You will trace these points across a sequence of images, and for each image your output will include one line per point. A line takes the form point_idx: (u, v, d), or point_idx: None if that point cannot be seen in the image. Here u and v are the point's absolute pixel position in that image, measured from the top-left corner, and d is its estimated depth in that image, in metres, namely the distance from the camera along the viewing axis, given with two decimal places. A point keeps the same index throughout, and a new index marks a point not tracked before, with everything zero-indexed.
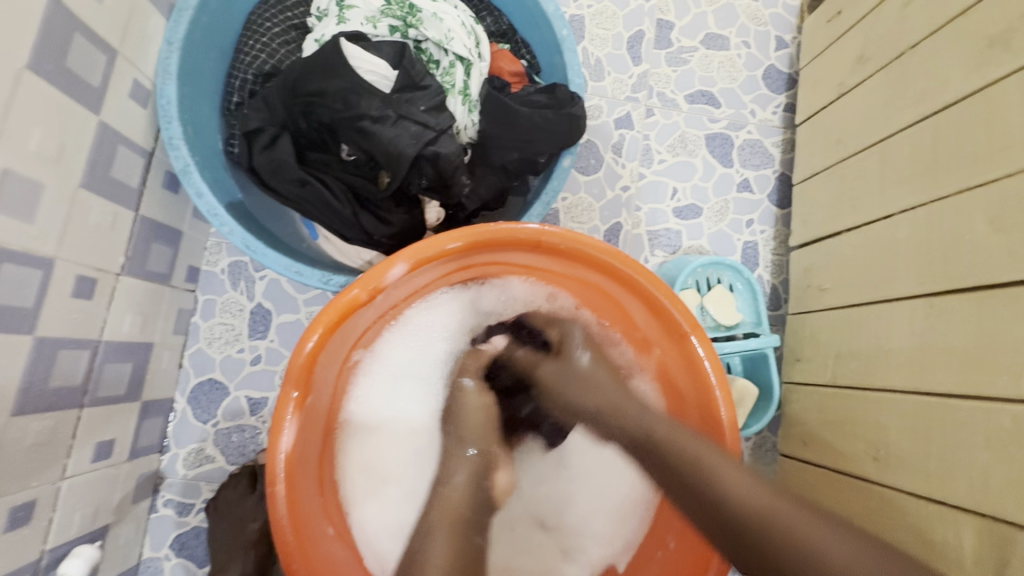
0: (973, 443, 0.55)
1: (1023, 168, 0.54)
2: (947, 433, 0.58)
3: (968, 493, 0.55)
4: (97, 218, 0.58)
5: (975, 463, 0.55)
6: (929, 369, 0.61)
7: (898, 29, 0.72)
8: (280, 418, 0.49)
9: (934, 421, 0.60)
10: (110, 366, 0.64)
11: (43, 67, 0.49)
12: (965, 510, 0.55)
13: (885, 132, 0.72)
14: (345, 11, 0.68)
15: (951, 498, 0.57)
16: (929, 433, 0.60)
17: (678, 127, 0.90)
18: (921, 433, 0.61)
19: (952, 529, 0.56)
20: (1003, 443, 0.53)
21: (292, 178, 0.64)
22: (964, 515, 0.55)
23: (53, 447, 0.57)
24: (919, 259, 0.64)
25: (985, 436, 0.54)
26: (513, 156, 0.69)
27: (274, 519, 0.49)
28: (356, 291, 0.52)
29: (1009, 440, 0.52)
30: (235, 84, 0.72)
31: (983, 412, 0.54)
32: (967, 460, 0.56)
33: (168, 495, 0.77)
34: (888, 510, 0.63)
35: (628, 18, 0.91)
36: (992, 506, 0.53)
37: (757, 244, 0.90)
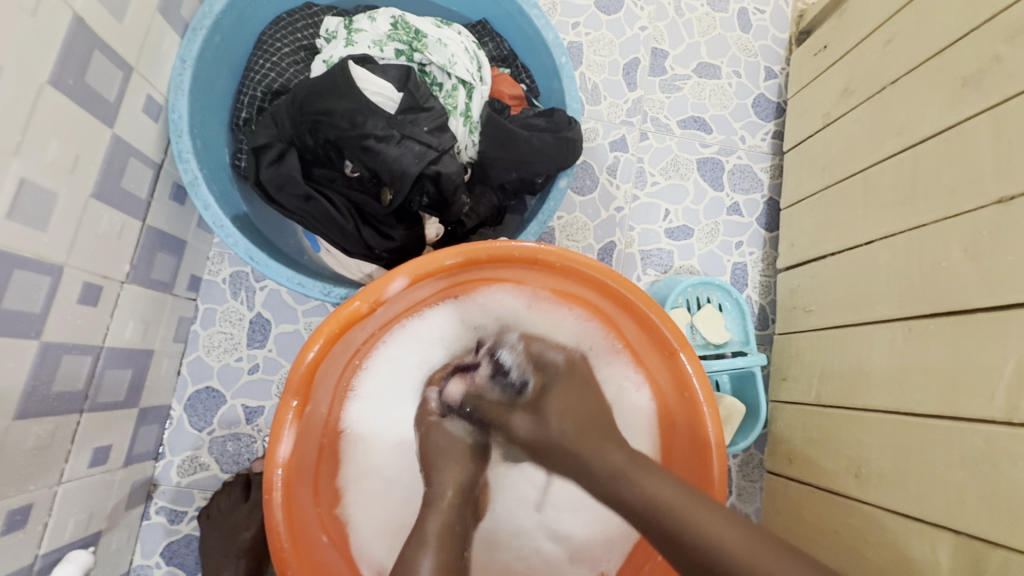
0: (949, 461, 0.57)
1: (993, 201, 0.57)
2: (925, 452, 0.60)
3: (945, 510, 0.57)
4: (107, 227, 0.60)
5: (951, 481, 0.57)
6: (908, 389, 0.63)
7: (879, 65, 0.76)
8: (279, 425, 0.51)
9: (912, 439, 0.62)
10: (111, 372, 0.65)
11: (64, 82, 0.51)
12: (941, 526, 0.57)
13: (867, 161, 0.75)
14: (353, 35, 0.71)
15: (930, 514, 0.58)
16: (909, 452, 0.62)
17: (671, 151, 0.93)
18: (900, 451, 0.63)
19: (929, 545, 0.58)
20: (976, 462, 0.55)
21: (298, 193, 0.66)
22: (940, 532, 0.57)
23: (52, 451, 0.57)
24: (898, 284, 0.67)
25: (960, 455, 0.56)
26: (511, 176, 0.71)
27: (270, 525, 0.50)
28: (357, 303, 0.53)
29: (982, 459, 0.54)
30: (244, 100, 0.74)
31: (958, 432, 0.56)
32: (943, 477, 0.57)
33: (160, 503, 0.77)
34: (869, 527, 0.65)
35: (625, 46, 0.95)
36: (967, 523, 0.55)
37: (746, 265, 0.92)
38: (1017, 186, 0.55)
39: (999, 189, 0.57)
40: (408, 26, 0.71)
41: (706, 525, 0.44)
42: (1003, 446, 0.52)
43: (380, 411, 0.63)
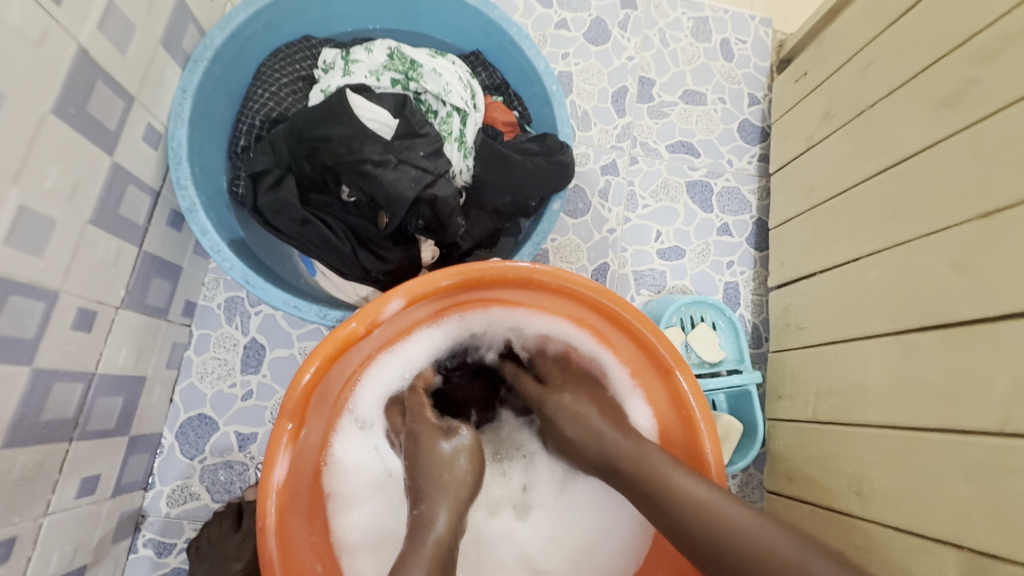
0: (952, 476, 0.57)
1: (972, 217, 0.60)
2: (928, 467, 0.60)
3: (949, 526, 0.57)
4: (103, 253, 0.60)
5: (956, 497, 0.56)
6: (906, 404, 0.63)
7: (858, 91, 0.79)
8: (274, 449, 0.50)
9: (913, 455, 0.61)
10: (101, 399, 0.64)
11: (66, 111, 0.52)
12: (946, 543, 0.57)
13: (850, 181, 0.78)
14: (350, 65, 0.73)
15: (935, 531, 0.58)
16: (911, 468, 0.61)
17: (661, 174, 0.96)
18: (902, 467, 0.63)
19: (935, 562, 0.57)
20: (980, 477, 0.54)
21: (295, 218, 0.67)
22: (946, 548, 0.57)
23: (39, 481, 0.56)
24: (888, 299, 0.68)
25: (963, 469, 0.56)
26: (505, 200, 0.72)
27: (263, 553, 0.49)
28: (353, 324, 0.53)
29: (986, 473, 0.54)
30: (242, 128, 0.76)
31: (960, 446, 0.56)
32: (947, 493, 0.57)
33: (148, 535, 0.75)
34: (874, 546, 0.64)
35: (613, 74, 0.98)
36: (974, 540, 0.54)
37: (738, 284, 0.94)
38: (997, 203, 0.57)
39: (978, 205, 0.59)
40: (404, 56, 0.74)
41: (702, 511, 0.47)
42: (1000, 457, 0.53)
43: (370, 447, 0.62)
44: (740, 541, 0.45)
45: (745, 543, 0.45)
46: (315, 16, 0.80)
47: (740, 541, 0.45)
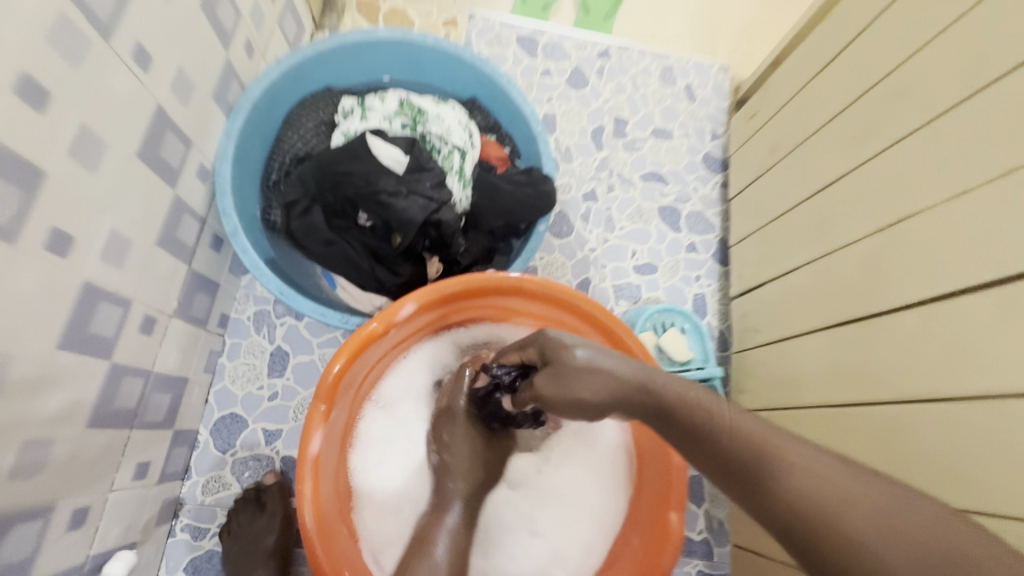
0: (863, 442, 0.68)
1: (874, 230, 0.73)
2: (846, 437, 0.71)
3: None
4: (164, 269, 0.72)
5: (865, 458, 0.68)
6: (834, 388, 0.75)
7: (795, 127, 0.93)
8: (310, 425, 0.61)
9: (837, 428, 0.73)
10: (155, 395, 0.74)
11: (146, 154, 0.65)
12: None
13: (790, 203, 0.91)
14: (366, 111, 0.87)
15: None
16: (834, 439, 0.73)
17: (635, 200, 1.09)
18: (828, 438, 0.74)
19: None
20: (882, 440, 0.66)
21: (321, 240, 0.81)
22: None
23: (108, 461, 0.66)
24: (820, 301, 0.81)
25: (869, 435, 0.68)
26: (498, 223, 0.86)
27: (299, 511, 0.59)
28: (374, 324, 0.65)
29: (886, 437, 0.65)
30: (274, 164, 0.90)
31: (869, 418, 0.68)
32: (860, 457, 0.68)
33: (185, 520, 0.84)
34: None
35: (592, 115, 1.13)
36: None
37: (705, 295, 1.06)
38: (892, 219, 0.71)
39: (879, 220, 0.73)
40: (412, 105, 0.88)
41: (766, 447, 0.43)
42: (899, 424, 0.64)
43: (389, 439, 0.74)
44: (820, 491, 0.40)
45: (823, 493, 0.40)
46: (336, 71, 0.94)
47: (817, 490, 0.40)
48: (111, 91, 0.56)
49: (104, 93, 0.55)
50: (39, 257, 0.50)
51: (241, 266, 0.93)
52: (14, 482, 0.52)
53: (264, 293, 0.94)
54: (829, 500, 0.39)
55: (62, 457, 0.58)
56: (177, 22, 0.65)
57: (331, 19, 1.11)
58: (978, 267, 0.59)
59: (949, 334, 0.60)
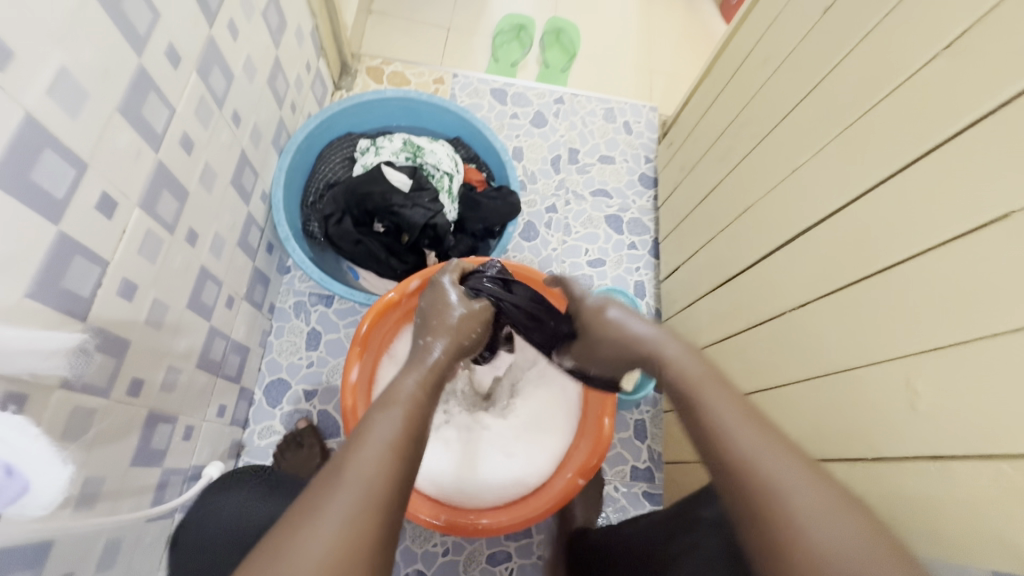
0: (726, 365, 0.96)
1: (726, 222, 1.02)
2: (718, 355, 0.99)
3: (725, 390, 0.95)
4: (241, 262, 1.00)
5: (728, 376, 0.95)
6: (710, 334, 1.03)
7: (693, 149, 1.25)
8: (349, 362, 0.91)
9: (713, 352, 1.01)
10: (231, 355, 1.02)
11: (236, 182, 0.94)
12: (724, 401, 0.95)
13: (688, 208, 1.21)
14: (379, 148, 1.18)
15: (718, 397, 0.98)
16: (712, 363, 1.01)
17: (587, 211, 1.40)
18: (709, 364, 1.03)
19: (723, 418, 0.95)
20: (733, 359, 0.94)
21: (352, 240, 1.10)
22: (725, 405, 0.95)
23: (204, 397, 0.93)
24: (704, 273, 1.09)
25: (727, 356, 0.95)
26: (478, 226, 1.17)
27: (345, 417, 0.88)
28: (392, 295, 0.94)
29: (733, 357, 0.94)
30: (311, 189, 1.21)
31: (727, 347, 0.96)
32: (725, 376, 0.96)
33: (246, 458, 1.10)
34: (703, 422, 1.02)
35: (551, 146, 1.45)
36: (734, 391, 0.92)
37: (644, 282, 1.36)
38: (731, 216, 1.01)
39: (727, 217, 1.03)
40: (412, 145, 1.18)
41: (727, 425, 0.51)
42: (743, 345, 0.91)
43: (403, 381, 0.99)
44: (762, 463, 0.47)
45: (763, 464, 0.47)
46: (355, 121, 1.26)
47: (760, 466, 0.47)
48: (220, 140, 0.86)
49: (217, 141, 0.85)
50: (182, 245, 0.79)
51: (284, 267, 1.22)
52: (162, 392, 0.80)
53: (301, 287, 1.22)
54: (759, 470, 0.46)
55: (183, 384, 0.85)
56: (254, 93, 0.96)
57: (347, 80, 1.44)
58: (786, 233, 0.83)
59: (777, 281, 0.84)
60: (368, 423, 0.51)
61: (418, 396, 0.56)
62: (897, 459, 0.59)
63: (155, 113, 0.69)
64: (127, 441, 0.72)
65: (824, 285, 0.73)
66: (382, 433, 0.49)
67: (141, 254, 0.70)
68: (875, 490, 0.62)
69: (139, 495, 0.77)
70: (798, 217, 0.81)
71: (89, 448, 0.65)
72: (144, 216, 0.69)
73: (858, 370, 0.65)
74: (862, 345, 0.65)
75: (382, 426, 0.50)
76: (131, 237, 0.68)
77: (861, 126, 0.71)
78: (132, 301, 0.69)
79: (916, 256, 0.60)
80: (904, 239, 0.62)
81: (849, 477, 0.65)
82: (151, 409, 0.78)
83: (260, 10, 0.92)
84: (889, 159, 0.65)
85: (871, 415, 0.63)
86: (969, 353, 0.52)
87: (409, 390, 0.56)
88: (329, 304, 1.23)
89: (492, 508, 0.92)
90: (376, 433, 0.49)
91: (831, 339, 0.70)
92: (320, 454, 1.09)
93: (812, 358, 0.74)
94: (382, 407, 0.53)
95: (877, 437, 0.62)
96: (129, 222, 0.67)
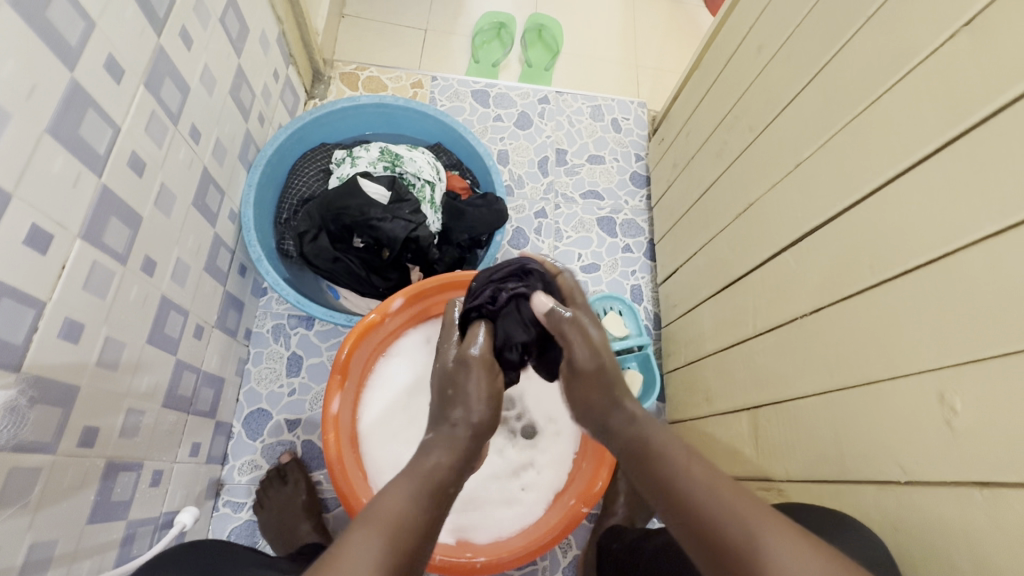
0: (733, 373, 0.90)
1: (725, 223, 0.97)
2: (723, 364, 0.93)
3: (733, 400, 0.89)
4: (209, 289, 0.93)
5: (736, 385, 0.89)
6: (714, 341, 0.97)
7: (686, 146, 1.19)
8: (330, 392, 0.84)
9: (718, 362, 0.95)
10: (203, 388, 0.94)
11: (199, 203, 0.87)
12: (732, 412, 0.89)
13: (684, 207, 1.16)
14: (355, 158, 1.11)
15: (725, 407, 0.91)
16: (717, 372, 0.95)
17: (578, 214, 1.34)
18: (714, 373, 0.97)
19: (732, 430, 0.89)
20: (740, 368, 0.88)
21: (328, 257, 1.04)
22: (733, 417, 0.89)
23: (173, 437, 0.86)
24: (706, 276, 1.03)
25: (734, 364, 0.90)
26: (464, 236, 1.11)
27: (326, 453, 0.81)
28: (372, 315, 0.88)
29: (739, 367, 0.88)
30: (285, 205, 1.14)
31: (733, 354, 0.90)
32: (732, 384, 0.90)
33: (227, 497, 1.03)
34: (710, 434, 0.96)
35: (537, 148, 1.39)
36: (742, 402, 0.86)
37: (641, 286, 1.31)
38: (731, 213, 0.95)
39: (725, 217, 0.97)
40: (390, 153, 1.10)
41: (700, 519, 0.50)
42: (750, 354, 0.85)
43: (388, 411, 0.93)
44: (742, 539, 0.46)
45: (745, 542, 0.46)
46: (329, 131, 1.19)
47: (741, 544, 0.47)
48: (177, 159, 0.79)
49: (174, 160, 0.78)
50: (138, 275, 0.72)
51: (260, 289, 1.15)
52: (122, 439, 0.72)
53: (279, 310, 1.15)
54: (741, 536, 0.47)
55: (147, 427, 0.78)
56: (216, 106, 0.89)
57: (320, 88, 1.37)
58: (793, 233, 0.78)
59: (785, 284, 0.78)
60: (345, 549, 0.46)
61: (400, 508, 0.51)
62: (932, 482, 0.53)
63: (96, 131, 0.62)
64: (81, 498, 0.65)
65: (837, 290, 0.68)
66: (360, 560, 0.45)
67: (88, 289, 0.63)
68: (911, 516, 0.56)
69: (99, 554, 0.70)
70: (804, 216, 0.75)
71: (34, 512, 0.58)
72: (88, 247, 0.62)
73: (879, 383, 0.60)
74: (883, 354, 0.60)
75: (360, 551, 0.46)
76: (73, 271, 0.60)
77: (871, 114, 0.66)
78: (79, 343, 0.62)
79: (944, 256, 0.54)
80: (928, 236, 0.56)
81: (879, 500, 0.59)
82: (110, 459, 0.70)
83: (218, 16, 0.85)
84: (906, 148, 0.60)
85: (897, 431, 0.57)
86: (1012, 365, 0.46)
87: (396, 505, 0.52)
88: (310, 326, 1.16)
89: (493, 542, 0.86)
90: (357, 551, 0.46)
91: (848, 348, 0.65)
92: (306, 488, 1.02)
93: (828, 368, 0.68)
94: (367, 529, 0.48)
95: (907, 456, 0.56)
96: (69, 255, 0.59)
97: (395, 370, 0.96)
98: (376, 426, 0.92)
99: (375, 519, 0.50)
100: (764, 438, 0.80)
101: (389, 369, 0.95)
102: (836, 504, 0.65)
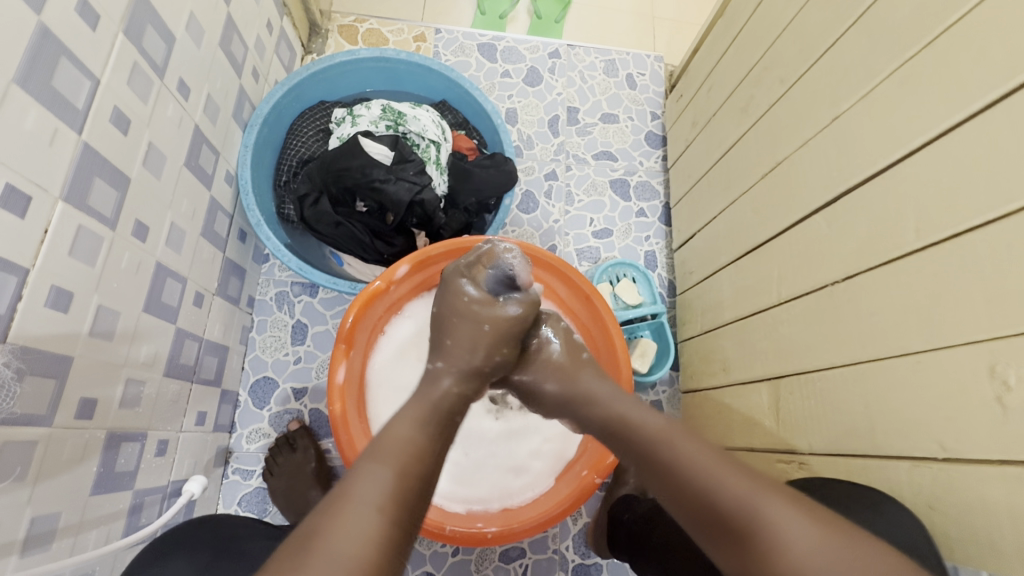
0: (755, 342, 0.86)
1: (750, 185, 0.91)
2: (743, 332, 0.90)
3: (753, 370, 0.86)
4: (208, 256, 0.90)
5: (757, 354, 0.85)
6: (734, 308, 0.93)
7: (706, 103, 1.12)
8: (336, 361, 0.81)
9: (738, 329, 0.91)
10: (206, 357, 0.92)
11: (191, 164, 0.82)
12: (752, 382, 0.86)
13: (703, 168, 1.09)
14: (356, 117, 1.04)
15: (745, 377, 0.88)
16: (737, 338, 0.91)
17: (590, 176, 1.28)
18: (734, 341, 0.92)
19: (751, 401, 0.86)
20: (762, 336, 0.84)
21: (330, 222, 0.99)
22: (753, 387, 0.86)
23: (177, 406, 0.84)
24: (728, 241, 0.97)
25: (756, 333, 0.86)
26: (471, 200, 1.06)
27: (335, 422, 0.79)
28: (377, 282, 0.84)
29: (762, 336, 0.84)
30: (284, 168, 1.09)
31: (755, 323, 0.86)
32: (752, 354, 0.86)
33: (235, 465, 1.03)
34: (729, 403, 0.93)
35: (547, 106, 1.32)
36: (764, 372, 0.83)
37: (655, 252, 1.26)
38: (758, 173, 0.89)
39: (749, 180, 0.91)
40: (392, 111, 1.04)
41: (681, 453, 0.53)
42: (773, 324, 0.81)
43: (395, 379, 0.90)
44: (727, 495, 0.48)
45: (728, 498, 0.48)
46: (327, 87, 1.12)
47: (730, 491, 0.48)
48: (165, 117, 0.74)
49: (162, 117, 0.73)
50: (130, 241, 0.69)
51: (261, 255, 1.11)
52: (123, 409, 0.71)
53: (282, 277, 1.12)
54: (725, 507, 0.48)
55: (149, 398, 0.76)
56: (204, 59, 0.83)
57: (317, 42, 1.29)
58: (826, 195, 0.72)
59: (815, 250, 0.73)
60: (348, 477, 0.47)
61: (411, 437, 0.52)
62: (976, 461, 0.50)
63: (71, 84, 0.57)
64: (83, 470, 0.64)
65: (874, 256, 0.63)
66: (373, 485, 0.46)
67: (76, 256, 0.60)
68: (949, 496, 0.53)
69: (107, 524, 0.69)
70: (840, 175, 0.70)
71: (33, 485, 0.56)
72: (71, 210, 0.58)
73: (921, 356, 0.56)
74: (928, 325, 0.55)
75: (371, 477, 0.46)
76: (57, 236, 0.57)
77: (924, 61, 0.59)
78: (69, 312, 0.59)
79: (1003, 218, 0.48)
80: (985, 195, 0.50)
81: (913, 477, 0.56)
82: (111, 429, 0.69)
83: None
84: (966, 96, 0.53)
85: (940, 408, 0.54)
86: None
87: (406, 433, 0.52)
88: (314, 293, 1.12)
89: (503, 511, 0.85)
90: (367, 482, 0.46)
91: (886, 319, 0.60)
92: (316, 454, 1.01)
93: (861, 341, 0.63)
94: (375, 451, 0.50)
95: (949, 434, 0.53)
96: (51, 218, 0.56)
97: (400, 331, 0.92)
98: (387, 396, 0.89)
99: (382, 441, 0.51)
100: (787, 409, 0.77)
101: (395, 336, 0.92)
102: (865, 481, 0.63)
